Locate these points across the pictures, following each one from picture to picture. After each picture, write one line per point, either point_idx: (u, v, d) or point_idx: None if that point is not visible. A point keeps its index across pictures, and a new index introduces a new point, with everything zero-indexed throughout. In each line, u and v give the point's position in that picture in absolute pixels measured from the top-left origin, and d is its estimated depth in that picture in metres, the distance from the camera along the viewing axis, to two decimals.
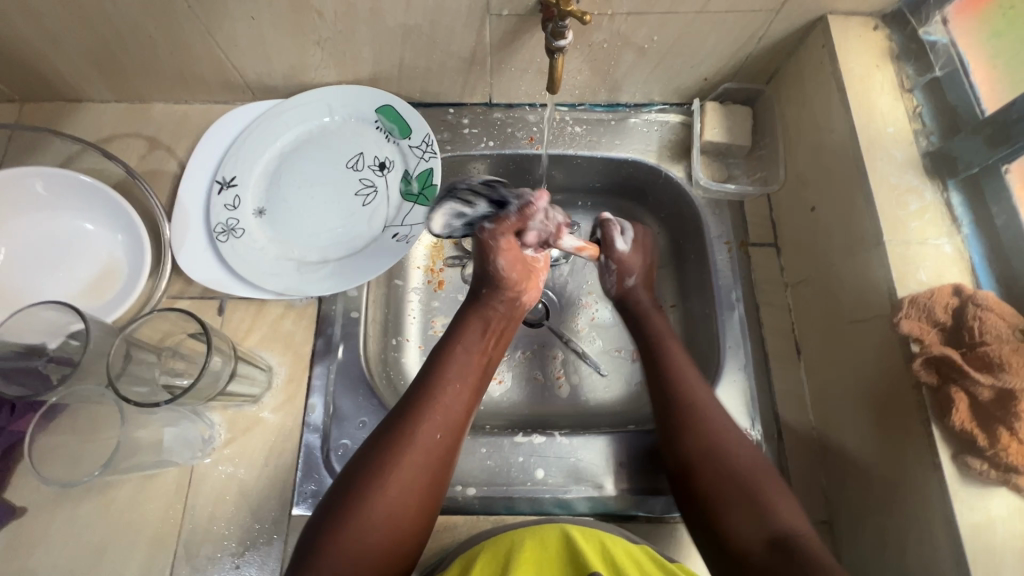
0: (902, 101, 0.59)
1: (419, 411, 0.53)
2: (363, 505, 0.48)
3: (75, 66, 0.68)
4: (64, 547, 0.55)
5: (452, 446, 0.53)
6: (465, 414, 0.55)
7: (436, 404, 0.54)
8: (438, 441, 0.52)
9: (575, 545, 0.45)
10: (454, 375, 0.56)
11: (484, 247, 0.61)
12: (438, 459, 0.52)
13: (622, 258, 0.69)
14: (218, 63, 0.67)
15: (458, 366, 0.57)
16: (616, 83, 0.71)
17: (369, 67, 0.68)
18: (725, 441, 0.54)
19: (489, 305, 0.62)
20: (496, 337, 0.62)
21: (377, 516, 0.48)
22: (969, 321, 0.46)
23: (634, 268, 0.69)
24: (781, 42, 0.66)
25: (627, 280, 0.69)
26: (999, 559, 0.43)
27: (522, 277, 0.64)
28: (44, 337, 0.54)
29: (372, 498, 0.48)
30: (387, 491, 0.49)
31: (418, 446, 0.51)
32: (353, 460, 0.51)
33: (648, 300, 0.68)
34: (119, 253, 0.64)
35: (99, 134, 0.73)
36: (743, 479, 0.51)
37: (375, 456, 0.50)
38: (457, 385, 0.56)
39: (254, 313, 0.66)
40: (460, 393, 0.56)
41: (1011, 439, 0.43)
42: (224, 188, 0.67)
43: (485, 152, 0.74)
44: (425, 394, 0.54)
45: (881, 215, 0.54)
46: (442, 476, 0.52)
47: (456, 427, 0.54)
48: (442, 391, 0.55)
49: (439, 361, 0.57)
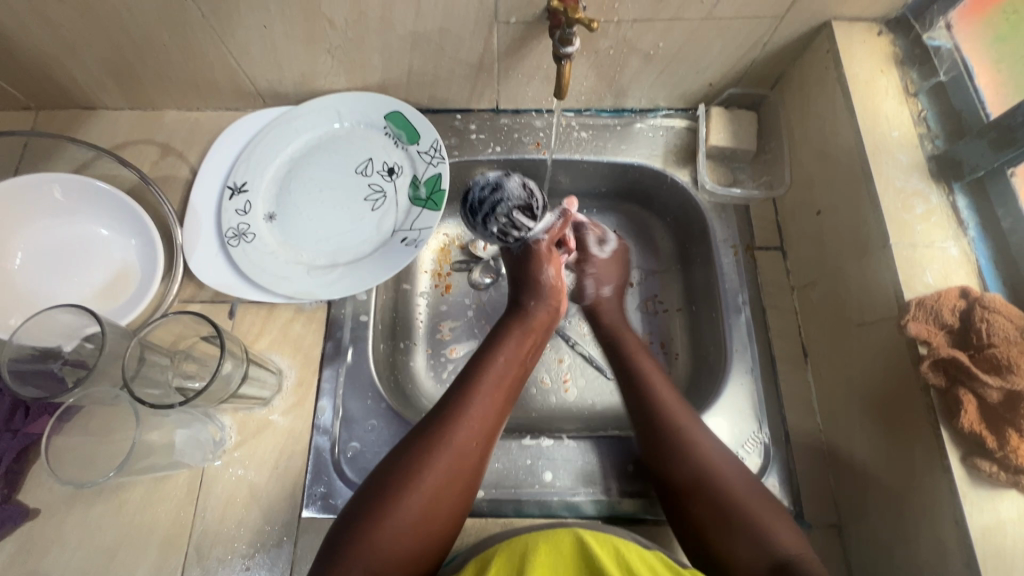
0: (907, 106, 0.60)
1: (453, 419, 0.53)
2: (396, 510, 0.48)
3: (91, 74, 0.69)
4: (77, 548, 0.56)
5: (483, 453, 0.53)
6: (496, 423, 0.55)
7: (473, 413, 0.53)
8: (471, 452, 0.52)
9: (589, 549, 0.45)
10: (489, 384, 0.56)
11: (535, 255, 0.65)
12: (470, 469, 0.52)
13: (599, 265, 0.73)
14: (230, 70, 0.68)
15: (495, 375, 0.57)
16: (622, 88, 0.72)
17: (379, 74, 0.69)
18: (721, 455, 0.54)
19: (534, 317, 0.63)
20: (534, 347, 0.63)
21: (409, 519, 0.48)
22: (978, 323, 0.46)
23: (610, 278, 0.73)
24: (786, 48, 0.66)
25: (603, 288, 0.72)
26: (1010, 560, 0.43)
27: (562, 294, 0.67)
28: (60, 340, 0.55)
29: (404, 500, 0.48)
30: (417, 499, 0.48)
31: (453, 451, 0.51)
32: (383, 466, 0.51)
33: (617, 313, 0.71)
34: (133, 258, 0.65)
35: (113, 141, 0.74)
36: (746, 501, 0.50)
37: (409, 458, 0.50)
38: (492, 393, 0.56)
39: (264, 316, 0.66)
40: (494, 403, 0.55)
41: (1020, 441, 0.43)
42: (235, 194, 0.69)
43: (493, 157, 0.74)
44: (461, 404, 0.54)
45: (887, 218, 0.54)
46: (471, 485, 0.52)
47: (489, 436, 0.54)
48: (479, 400, 0.54)
49: (475, 371, 0.57)
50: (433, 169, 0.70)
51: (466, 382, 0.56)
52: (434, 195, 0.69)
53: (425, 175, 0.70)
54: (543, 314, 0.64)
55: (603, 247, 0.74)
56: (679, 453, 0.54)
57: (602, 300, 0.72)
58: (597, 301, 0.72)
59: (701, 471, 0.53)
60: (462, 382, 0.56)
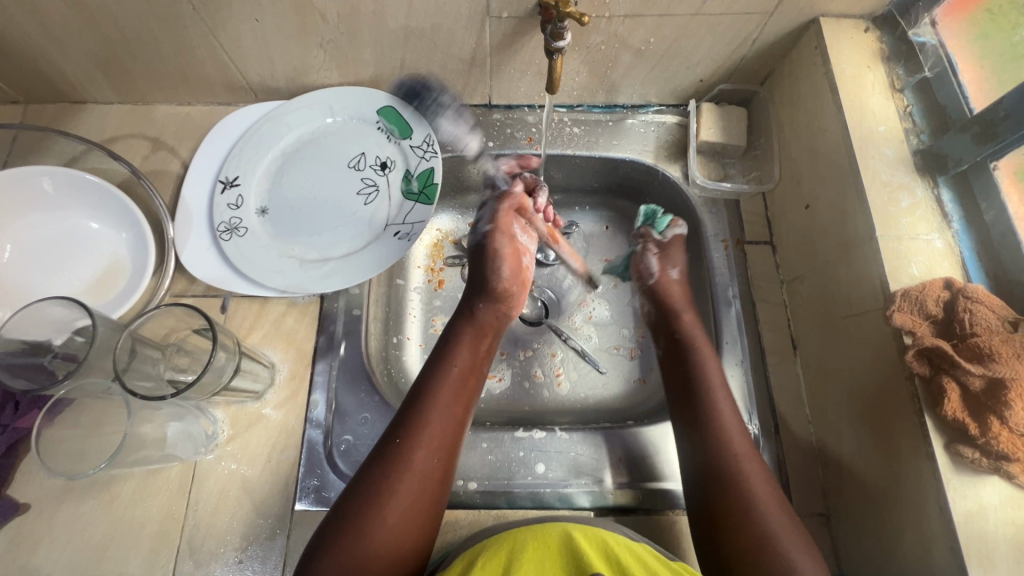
0: (893, 101, 0.61)
1: (410, 433, 0.54)
2: (368, 532, 0.48)
3: (80, 67, 0.68)
4: (67, 543, 0.55)
5: (448, 462, 0.54)
6: (459, 433, 0.56)
7: (431, 424, 0.55)
8: (435, 464, 0.53)
9: (576, 544, 0.46)
10: (446, 396, 0.57)
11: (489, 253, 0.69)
12: (435, 480, 0.53)
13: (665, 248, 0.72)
14: (222, 64, 0.68)
15: (452, 386, 0.58)
16: (614, 84, 0.72)
17: (372, 69, 0.69)
18: (749, 459, 0.54)
19: (483, 322, 0.65)
20: (486, 351, 0.64)
21: (381, 539, 0.49)
22: (961, 314, 0.47)
23: (678, 262, 0.72)
24: (775, 44, 0.67)
25: (673, 270, 0.71)
26: (992, 546, 0.44)
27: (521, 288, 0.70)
28: (51, 334, 0.55)
29: (374, 522, 0.49)
30: (384, 519, 0.49)
31: (416, 467, 0.52)
32: (348, 486, 0.52)
33: (682, 295, 0.69)
34: (124, 252, 0.64)
35: (103, 134, 0.74)
36: (764, 522, 0.50)
37: (374, 478, 0.51)
38: (448, 403, 0.57)
39: (257, 310, 0.66)
40: (452, 414, 0.56)
41: (1001, 428, 0.43)
42: (227, 188, 0.69)
43: (485, 152, 0.75)
44: (418, 417, 0.55)
45: (873, 212, 0.55)
46: (440, 496, 0.53)
47: (451, 447, 0.55)
48: (437, 411, 0.56)
49: (433, 381, 0.58)
50: (424, 163, 0.70)
51: (423, 395, 0.57)
52: (426, 189, 0.70)
53: (418, 170, 0.70)
54: (491, 315, 0.66)
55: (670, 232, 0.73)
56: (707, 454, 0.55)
57: (668, 282, 0.70)
58: (665, 283, 0.70)
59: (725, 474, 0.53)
60: (417, 395, 0.57)
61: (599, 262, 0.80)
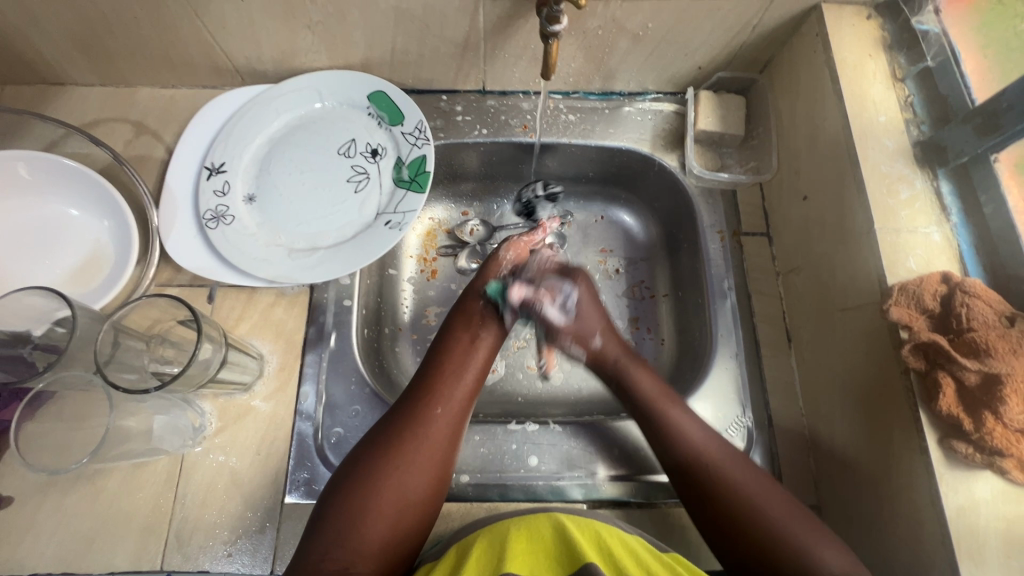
0: (894, 90, 0.60)
1: (416, 409, 0.54)
2: (370, 499, 0.48)
3: (58, 48, 0.66)
4: (51, 537, 0.54)
5: (453, 436, 0.54)
6: (465, 408, 0.56)
7: (437, 398, 0.55)
8: (438, 441, 0.52)
9: (568, 533, 0.46)
10: (451, 372, 0.57)
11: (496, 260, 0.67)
12: (440, 456, 0.52)
13: (573, 323, 0.63)
14: (206, 46, 0.66)
15: (455, 359, 0.58)
16: (610, 70, 0.71)
17: (362, 51, 0.67)
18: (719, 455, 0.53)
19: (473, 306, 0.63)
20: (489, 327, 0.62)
21: (384, 508, 0.48)
22: (958, 308, 0.47)
23: (595, 326, 0.63)
24: (776, 31, 0.66)
25: (592, 341, 0.63)
26: (982, 539, 0.44)
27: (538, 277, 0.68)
28: (30, 325, 0.54)
29: (377, 492, 0.49)
30: (387, 492, 0.49)
31: (420, 439, 0.52)
32: (351, 458, 0.52)
33: (621, 349, 0.62)
34: (106, 239, 0.63)
35: (83, 118, 0.72)
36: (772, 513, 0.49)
37: (377, 449, 0.51)
38: (454, 378, 0.57)
39: (245, 301, 0.65)
40: (456, 391, 0.56)
41: (995, 423, 0.43)
42: (213, 174, 0.67)
43: (479, 140, 0.73)
44: (421, 393, 0.55)
45: (872, 204, 0.54)
46: (446, 473, 0.52)
47: (457, 423, 0.54)
48: (443, 388, 0.55)
49: (436, 360, 0.58)
50: (416, 151, 0.68)
51: (428, 373, 0.57)
52: (417, 177, 0.68)
53: (410, 157, 0.68)
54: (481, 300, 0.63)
55: (557, 301, 0.64)
56: (667, 440, 0.55)
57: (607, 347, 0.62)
58: (603, 346, 0.62)
59: (688, 450, 0.54)
60: (422, 375, 0.57)
61: (594, 252, 0.79)
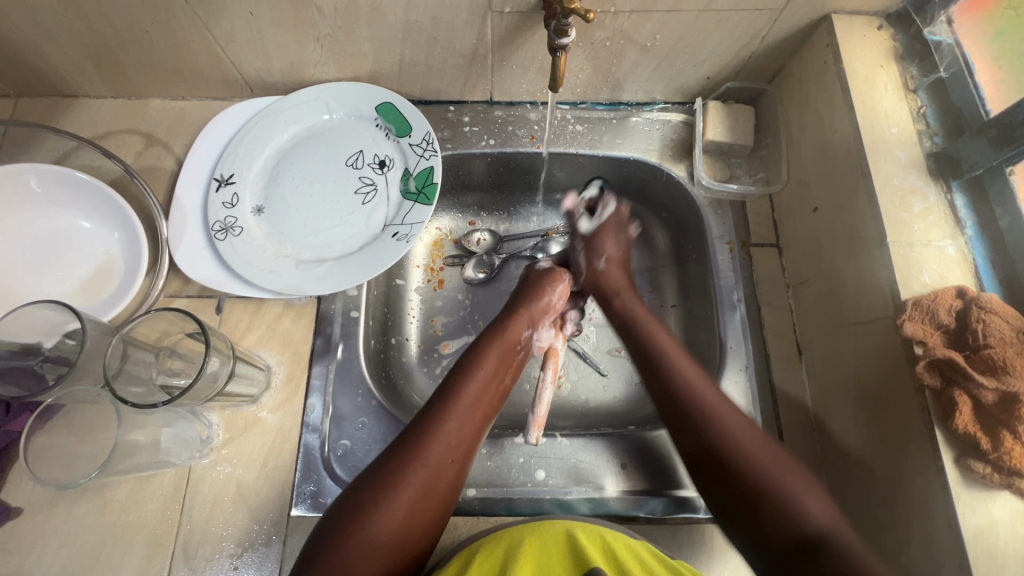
0: (906, 102, 0.59)
1: (430, 435, 0.52)
2: (373, 522, 0.47)
3: (71, 61, 0.67)
4: (59, 548, 0.55)
5: (461, 471, 0.53)
6: (473, 442, 0.55)
7: (452, 426, 0.53)
8: (450, 466, 0.52)
9: (575, 545, 0.45)
10: (468, 402, 0.55)
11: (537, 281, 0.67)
12: (445, 487, 0.51)
13: (591, 238, 0.69)
14: (216, 58, 0.67)
15: (476, 390, 0.57)
16: (618, 81, 0.70)
17: (371, 63, 0.68)
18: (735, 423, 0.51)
19: (507, 331, 0.62)
20: (509, 365, 0.61)
21: (384, 532, 0.47)
22: (974, 324, 0.46)
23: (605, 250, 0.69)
24: (785, 42, 0.65)
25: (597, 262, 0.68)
26: (1001, 562, 0.43)
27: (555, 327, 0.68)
28: (40, 337, 0.54)
29: (377, 517, 0.47)
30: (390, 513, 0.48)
31: (429, 465, 0.51)
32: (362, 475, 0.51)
33: (622, 277, 0.68)
34: (116, 251, 0.63)
35: (94, 130, 0.72)
36: (771, 474, 0.47)
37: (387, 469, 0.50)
38: (471, 410, 0.55)
39: (252, 312, 0.65)
40: (470, 423, 0.55)
41: (1013, 442, 0.43)
42: (222, 186, 0.67)
43: (486, 150, 0.73)
44: (441, 414, 0.54)
45: (884, 217, 0.54)
46: (446, 505, 0.51)
47: (465, 456, 0.53)
48: (456, 417, 0.54)
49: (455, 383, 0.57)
50: (424, 162, 0.68)
51: (447, 394, 0.56)
52: (425, 189, 0.68)
53: (417, 169, 0.68)
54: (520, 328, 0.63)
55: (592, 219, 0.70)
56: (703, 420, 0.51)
57: (613, 262, 0.68)
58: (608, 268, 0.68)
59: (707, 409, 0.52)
60: (440, 396, 0.56)
61: None
